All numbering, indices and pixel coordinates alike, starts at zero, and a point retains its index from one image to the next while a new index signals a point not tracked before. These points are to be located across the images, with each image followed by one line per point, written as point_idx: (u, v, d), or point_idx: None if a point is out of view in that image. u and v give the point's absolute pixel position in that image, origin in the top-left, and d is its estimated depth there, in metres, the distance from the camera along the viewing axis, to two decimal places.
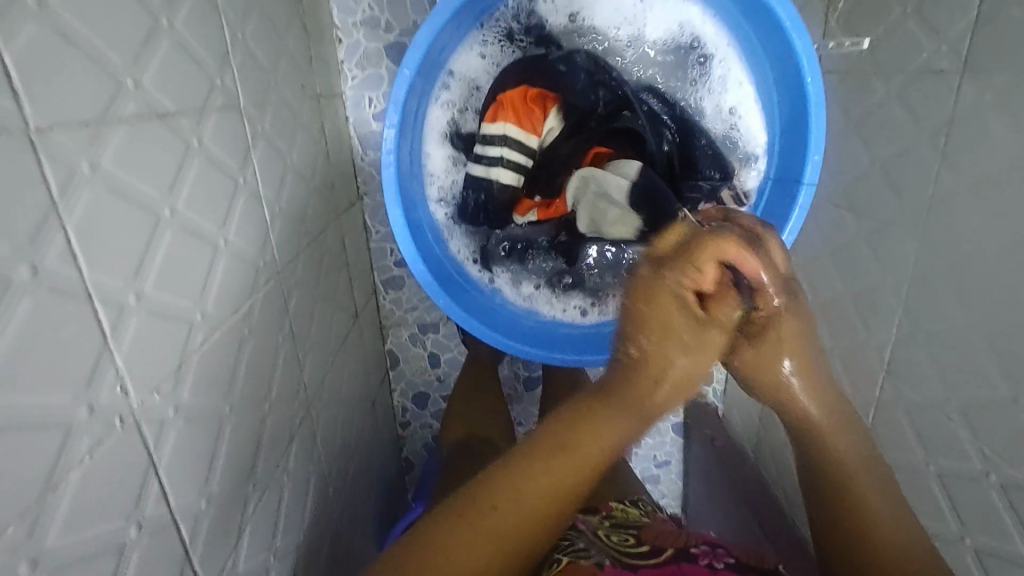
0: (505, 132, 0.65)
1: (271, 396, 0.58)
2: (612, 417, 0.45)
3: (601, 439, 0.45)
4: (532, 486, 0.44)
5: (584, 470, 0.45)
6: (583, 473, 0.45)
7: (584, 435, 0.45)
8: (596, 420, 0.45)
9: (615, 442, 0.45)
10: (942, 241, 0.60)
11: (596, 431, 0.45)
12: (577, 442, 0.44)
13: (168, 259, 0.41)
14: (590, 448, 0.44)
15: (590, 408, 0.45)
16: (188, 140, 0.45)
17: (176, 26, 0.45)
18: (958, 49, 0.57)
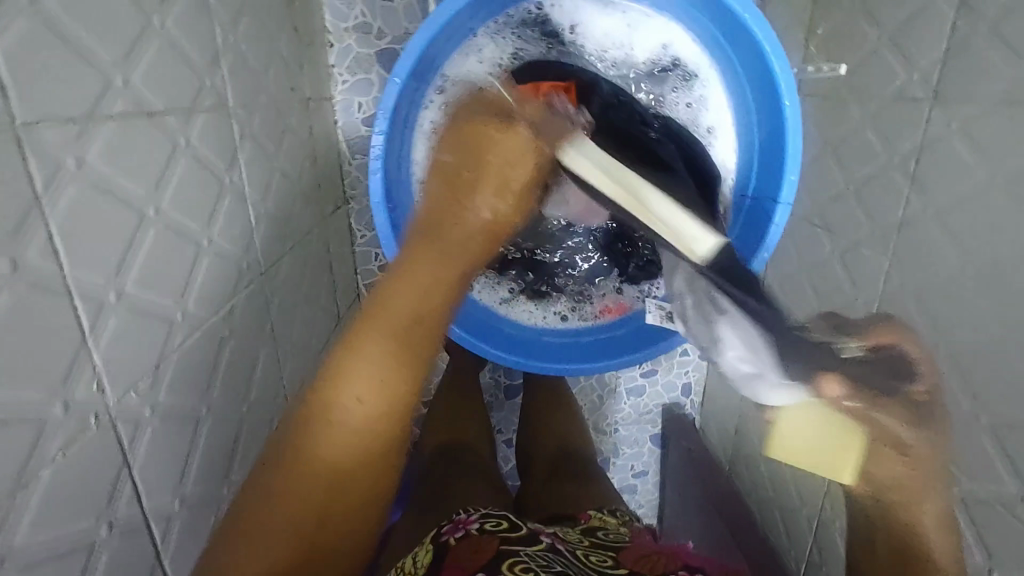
0: None
1: (249, 399, 0.58)
2: (404, 310, 0.49)
3: (383, 339, 0.48)
4: (359, 384, 0.47)
5: (390, 364, 0.48)
6: (397, 348, 0.48)
7: (354, 343, 0.48)
8: (370, 324, 0.48)
9: (402, 306, 0.49)
10: (911, 263, 0.63)
11: (381, 322, 0.48)
12: (364, 345, 0.48)
13: (150, 257, 0.41)
14: (385, 337, 0.48)
15: (368, 316, 0.49)
16: (175, 139, 0.45)
17: (168, 26, 0.45)
18: (929, 80, 0.60)
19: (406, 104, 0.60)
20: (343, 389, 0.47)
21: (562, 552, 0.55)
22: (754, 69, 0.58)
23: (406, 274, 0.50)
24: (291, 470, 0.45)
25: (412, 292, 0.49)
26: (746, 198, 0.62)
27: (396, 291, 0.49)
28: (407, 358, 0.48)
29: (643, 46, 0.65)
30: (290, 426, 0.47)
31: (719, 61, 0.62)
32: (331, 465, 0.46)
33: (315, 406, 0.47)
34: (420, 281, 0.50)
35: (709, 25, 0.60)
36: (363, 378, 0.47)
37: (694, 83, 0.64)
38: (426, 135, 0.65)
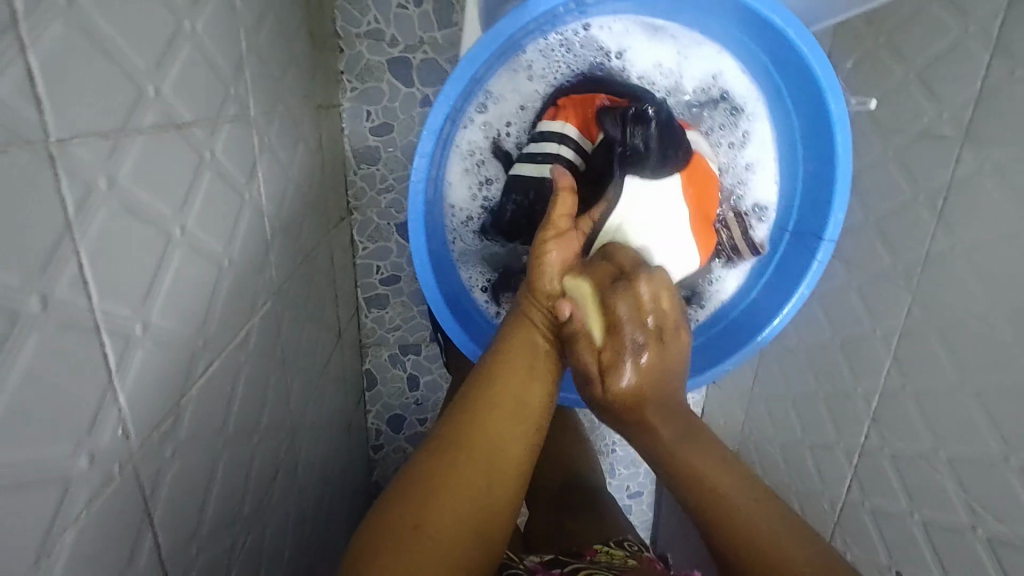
0: (563, 127, 0.59)
1: (261, 427, 0.54)
2: (505, 417, 0.48)
3: (490, 438, 0.47)
4: (458, 471, 0.45)
5: (496, 465, 0.46)
6: (500, 454, 0.47)
7: (458, 435, 0.47)
8: (472, 423, 0.47)
9: (501, 425, 0.47)
10: (935, 299, 0.63)
11: (484, 423, 0.47)
12: (466, 439, 0.46)
13: (175, 283, 0.38)
14: (482, 442, 0.47)
15: (469, 416, 0.47)
16: (201, 152, 0.42)
17: (197, 29, 0.41)
18: (960, 118, 0.60)
19: (451, 122, 0.57)
20: (440, 477, 0.45)
21: None
22: (805, 106, 0.57)
23: (501, 379, 0.49)
24: (404, 525, 0.43)
25: (511, 402, 0.48)
26: (786, 233, 0.62)
27: (494, 400, 0.48)
28: (498, 465, 0.47)
29: (692, 79, 0.62)
30: (395, 502, 0.44)
31: (768, 94, 0.60)
32: (427, 549, 0.42)
33: (408, 487, 0.45)
34: (512, 392, 0.49)
35: (765, 59, 0.58)
36: (466, 475, 0.45)
37: (739, 113, 0.62)
38: (462, 153, 0.62)
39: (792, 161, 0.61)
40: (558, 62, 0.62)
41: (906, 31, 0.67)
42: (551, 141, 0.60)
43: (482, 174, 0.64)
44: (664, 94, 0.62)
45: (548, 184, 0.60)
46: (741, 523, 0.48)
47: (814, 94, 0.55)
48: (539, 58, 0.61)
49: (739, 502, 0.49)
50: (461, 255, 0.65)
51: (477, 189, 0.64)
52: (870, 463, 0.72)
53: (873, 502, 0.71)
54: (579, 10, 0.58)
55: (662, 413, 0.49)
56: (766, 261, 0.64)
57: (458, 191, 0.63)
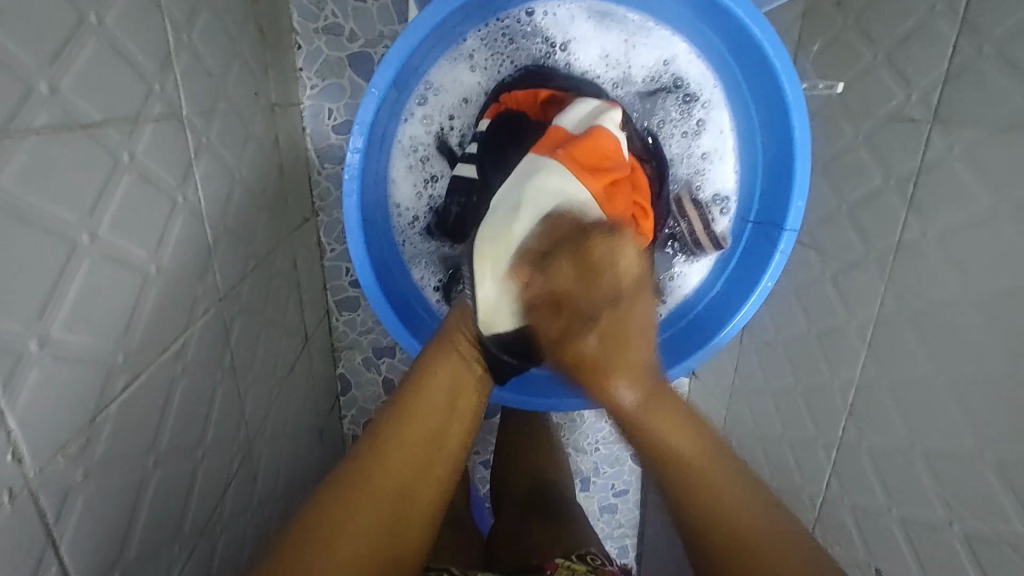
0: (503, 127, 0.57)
1: (205, 440, 0.52)
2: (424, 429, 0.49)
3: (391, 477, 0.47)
4: (382, 475, 0.47)
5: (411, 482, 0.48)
6: (419, 465, 0.48)
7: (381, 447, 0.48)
8: (395, 434, 0.49)
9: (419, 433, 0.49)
10: (908, 287, 0.61)
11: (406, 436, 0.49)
12: (385, 452, 0.48)
13: (83, 294, 0.35)
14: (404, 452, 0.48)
15: (383, 440, 0.48)
16: (116, 154, 0.39)
17: (107, 22, 0.39)
18: (928, 100, 0.58)
19: (387, 115, 0.55)
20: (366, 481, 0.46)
21: None
22: (762, 91, 0.54)
23: (420, 400, 0.50)
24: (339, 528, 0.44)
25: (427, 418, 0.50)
26: (748, 222, 0.60)
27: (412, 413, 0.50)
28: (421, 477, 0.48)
29: (643, 66, 0.60)
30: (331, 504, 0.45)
31: (724, 80, 0.58)
32: (341, 565, 0.43)
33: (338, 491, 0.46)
34: (421, 422, 0.49)
35: (718, 46, 0.56)
36: (386, 485, 0.47)
37: (695, 101, 0.60)
38: (405, 149, 0.60)
39: (750, 148, 0.59)
40: (500, 51, 0.60)
41: (873, 13, 0.65)
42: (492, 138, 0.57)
43: (428, 171, 0.62)
44: (613, 85, 0.61)
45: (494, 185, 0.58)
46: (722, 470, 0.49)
47: (768, 78, 0.53)
48: (479, 47, 0.59)
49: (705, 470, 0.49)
50: (410, 255, 0.63)
51: (423, 186, 0.62)
52: (848, 457, 0.70)
53: (851, 497, 0.69)
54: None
55: (660, 415, 0.49)
56: (728, 255, 0.62)
57: (403, 188, 0.61)
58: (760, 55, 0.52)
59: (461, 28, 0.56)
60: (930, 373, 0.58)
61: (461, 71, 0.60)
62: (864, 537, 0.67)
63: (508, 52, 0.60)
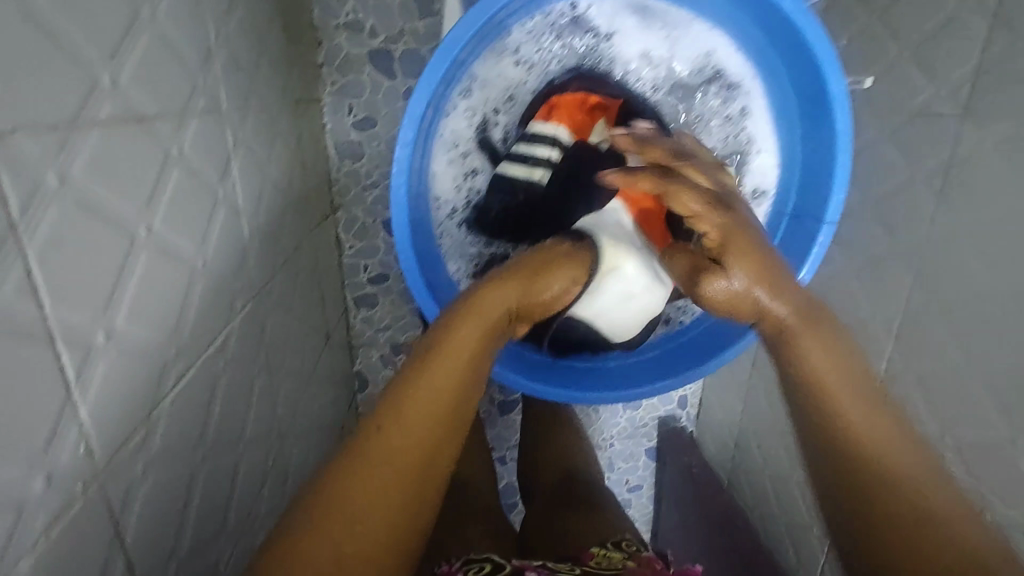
0: (557, 132, 0.60)
1: (245, 436, 0.52)
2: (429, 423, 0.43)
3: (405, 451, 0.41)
4: (377, 476, 0.40)
5: (407, 492, 0.41)
6: (419, 468, 0.42)
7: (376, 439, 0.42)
8: (397, 424, 0.42)
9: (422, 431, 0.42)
10: (936, 280, 0.62)
11: (407, 431, 0.42)
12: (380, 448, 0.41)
13: (142, 288, 0.35)
14: (402, 449, 0.41)
15: (403, 404, 0.42)
16: (167, 148, 0.39)
17: (158, 17, 0.39)
18: (958, 94, 0.59)
19: (434, 107, 0.55)
20: (349, 485, 0.40)
21: None
22: (804, 81, 0.54)
23: (423, 391, 0.43)
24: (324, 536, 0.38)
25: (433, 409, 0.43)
26: (785, 215, 0.60)
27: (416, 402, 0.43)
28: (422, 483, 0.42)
29: (684, 58, 0.61)
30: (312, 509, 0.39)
31: (763, 74, 0.59)
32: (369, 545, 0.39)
33: (321, 495, 0.40)
34: (441, 381, 0.44)
35: (760, 38, 0.56)
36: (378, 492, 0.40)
37: (734, 93, 0.61)
38: (447, 143, 0.60)
39: (787, 142, 0.59)
40: (544, 43, 0.60)
41: (900, 7, 0.66)
42: (541, 143, 0.60)
43: (468, 164, 0.62)
44: (654, 80, 0.62)
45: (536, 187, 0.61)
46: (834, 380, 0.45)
47: (810, 70, 0.53)
48: (522, 40, 0.59)
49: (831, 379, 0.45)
50: (448, 249, 0.62)
51: (462, 180, 0.62)
52: None
53: None
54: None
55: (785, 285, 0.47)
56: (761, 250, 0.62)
57: (443, 182, 0.61)
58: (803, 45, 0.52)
59: (508, 21, 0.56)
60: (960, 365, 0.59)
61: (506, 64, 0.59)
62: None
63: (554, 44, 0.60)
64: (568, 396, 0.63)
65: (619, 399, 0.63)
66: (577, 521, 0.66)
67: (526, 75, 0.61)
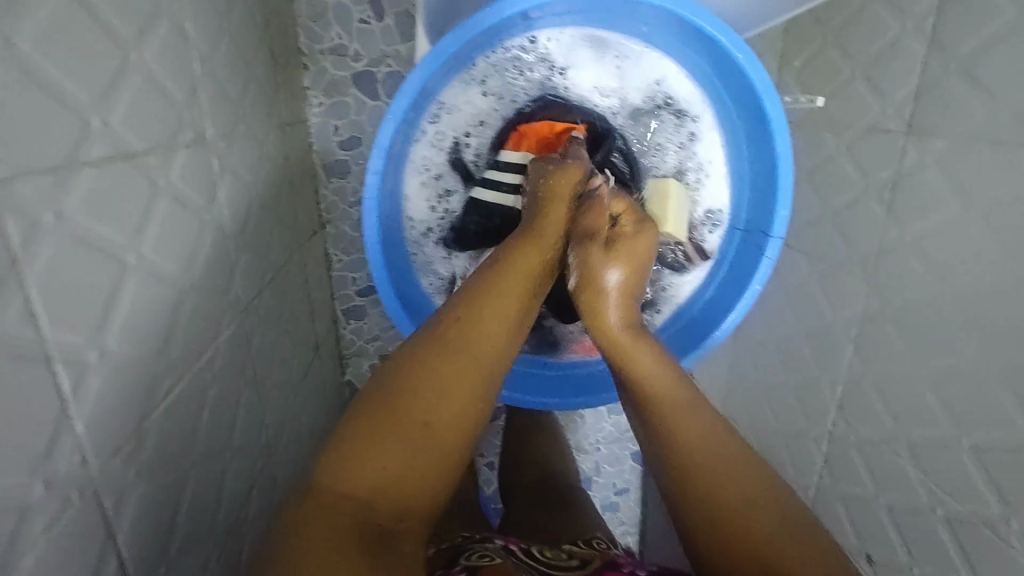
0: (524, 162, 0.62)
1: (234, 444, 0.55)
2: (503, 328, 0.47)
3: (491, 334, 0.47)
4: (455, 375, 0.44)
5: (478, 390, 0.45)
6: (489, 384, 0.46)
7: (459, 340, 0.46)
8: (474, 326, 0.46)
9: (496, 334, 0.47)
10: (889, 286, 0.65)
11: (484, 333, 0.46)
12: (460, 350, 0.45)
13: (133, 309, 0.39)
14: (479, 353, 0.46)
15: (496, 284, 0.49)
16: (154, 180, 0.43)
17: (146, 59, 0.42)
18: (902, 112, 0.63)
19: (403, 135, 0.59)
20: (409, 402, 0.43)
21: (517, 554, 0.54)
22: (749, 107, 0.58)
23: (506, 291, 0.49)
24: (401, 424, 0.43)
25: (503, 325, 0.47)
26: (738, 231, 0.64)
27: (492, 312, 0.47)
28: (491, 383, 0.46)
29: (637, 88, 0.64)
30: (382, 389, 0.44)
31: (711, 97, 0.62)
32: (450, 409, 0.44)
33: (396, 375, 0.44)
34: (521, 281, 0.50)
35: (705, 66, 0.60)
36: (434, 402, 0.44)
37: (687, 114, 0.64)
38: (418, 168, 0.64)
39: (739, 161, 0.63)
40: (507, 71, 0.63)
41: (851, 30, 0.70)
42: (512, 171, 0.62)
43: (441, 187, 0.65)
44: (611, 110, 0.65)
45: (516, 213, 0.63)
46: (729, 494, 0.46)
47: (751, 96, 0.57)
48: (486, 69, 0.62)
49: (719, 467, 0.47)
50: (421, 264, 0.65)
51: (436, 201, 0.65)
52: (839, 449, 0.73)
53: (842, 487, 0.73)
54: (523, 25, 0.60)
55: (643, 354, 0.51)
56: (717, 267, 0.65)
57: (416, 203, 0.64)
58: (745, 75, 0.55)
59: (472, 52, 0.59)
60: (911, 367, 0.62)
61: (472, 91, 0.63)
62: (855, 525, 0.71)
63: (517, 72, 0.63)
64: (539, 404, 0.67)
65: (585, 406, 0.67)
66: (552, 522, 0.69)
67: (492, 100, 0.64)
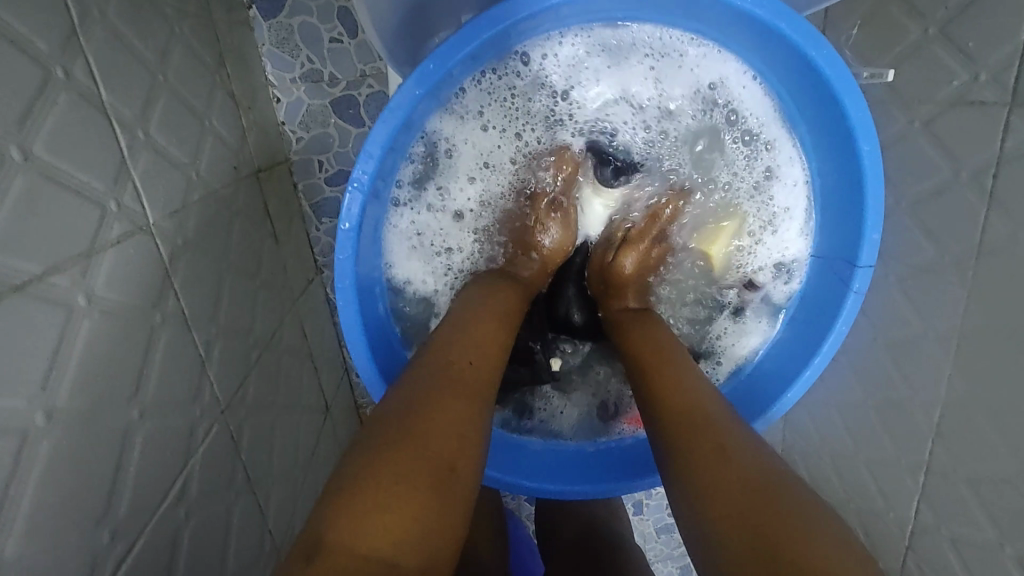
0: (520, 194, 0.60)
1: (224, 572, 0.47)
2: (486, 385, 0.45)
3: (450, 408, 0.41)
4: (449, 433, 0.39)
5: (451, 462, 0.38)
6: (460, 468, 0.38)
7: (447, 388, 0.42)
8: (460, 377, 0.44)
9: (483, 386, 0.44)
10: (997, 295, 0.52)
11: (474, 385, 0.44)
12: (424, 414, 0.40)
13: (44, 484, 0.30)
14: (448, 419, 0.40)
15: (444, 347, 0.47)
16: (70, 302, 0.34)
17: (37, 152, 0.33)
18: (1002, 78, 0.49)
19: (387, 168, 0.54)
20: (355, 510, 0.34)
21: None
22: (824, 111, 0.53)
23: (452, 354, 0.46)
24: (340, 553, 0.32)
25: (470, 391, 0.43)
26: (815, 258, 0.60)
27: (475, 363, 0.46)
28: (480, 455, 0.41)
29: (688, 94, 0.60)
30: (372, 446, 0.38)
31: (788, 120, 0.58)
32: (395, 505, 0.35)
33: (386, 430, 0.39)
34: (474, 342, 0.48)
35: (783, 85, 0.56)
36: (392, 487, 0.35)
37: (753, 129, 0.60)
38: (405, 231, 0.61)
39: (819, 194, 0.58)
40: (507, 99, 0.59)
41: None
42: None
43: (433, 248, 0.62)
44: (654, 123, 0.62)
45: None
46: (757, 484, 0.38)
47: (830, 100, 0.51)
48: (478, 102, 0.58)
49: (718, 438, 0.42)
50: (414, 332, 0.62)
51: (430, 265, 0.62)
52: (941, 484, 0.61)
53: (949, 527, 0.60)
54: (511, 39, 0.53)
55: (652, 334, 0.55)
56: (791, 304, 0.62)
57: (408, 269, 0.61)
58: (821, 81, 0.50)
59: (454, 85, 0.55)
60: None
61: (467, 127, 0.59)
62: None
63: (517, 97, 0.59)
64: (586, 491, 0.58)
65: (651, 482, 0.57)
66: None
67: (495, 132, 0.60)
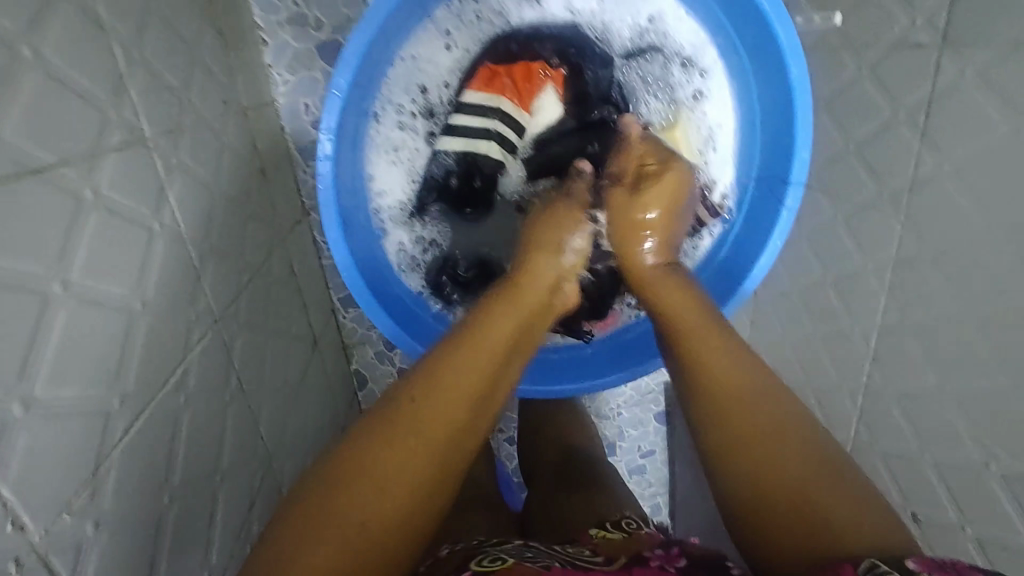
0: (499, 106, 0.65)
1: (220, 464, 0.52)
2: (461, 407, 0.44)
3: (440, 419, 0.43)
4: (416, 446, 0.42)
5: (429, 470, 0.42)
6: (432, 479, 0.42)
7: (411, 417, 0.43)
8: (430, 403, 0.43)
9: (457, 410, 0.44)
10: (926, 224, 0.57)
11: (440, 414, 0.43)
12: (412, 427, 0.43)
13: (64, 345, 0.35)
14: (431, 432, 0.43)
15: (443, 361, 0.46)
16: (78, 193, 0.38)
17: (45, 55, 0.36)
18: (936, 21, 0.55)
19: (370, 70, 0.61)
20: (341, 497, 0.40)
21: (539, 549, 0.51)
22: (753, 34, 0.60)
23: (454, 364, 0.45)
24: (338, 522, 0.39)
25: (459, 403, 0.44)
26: (752, 180, 0.65)
27: (450, 393, 0.44)
28: (446, 479, 0.43)
29: (632, 20, 0.67)
30: (346, 459, 0.41)
31: (720, 46, 0.65)
32: (389, 503, 0.40)
33: (347, 462, 0.41)
34: (473, 355, 0.46)
35: (718, 13, 0.62)
36: (377, 490, 0.40)
37: (687, 55, 0.67)
38: (377, 140, 0.67)
39: (749, 119, 0.65)
40: (465, 20, 0.67)
41: None
42: (477, 115, 0.66)
43: (397, 154, 0.68)
44: (599, 41, 0.68)
45: (484, 158, 0.67)
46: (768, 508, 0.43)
47: (763, 25, 0.57)
48: (443, 23, 0.66)
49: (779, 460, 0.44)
50: (380, 227, 0.68)
51: (393, 169, 0.68)
52: (875, 404, 0.67)
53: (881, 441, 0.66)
54: None
55: (668, 287, 0.53)
56: (731, 225, 0.67)
57: (378, 170, 0.67)
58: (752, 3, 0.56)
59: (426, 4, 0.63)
60: (951, 312, 0.55)
61: (431, 46, 0.67)
62: (897, 481, 0.64)
63: (476, 19, 0.67)
64: (547, 393, 0.67)
65: (610, 381, 0.67)
66: (559, 509, 0.65)
67: (456, 51, 0.68)
